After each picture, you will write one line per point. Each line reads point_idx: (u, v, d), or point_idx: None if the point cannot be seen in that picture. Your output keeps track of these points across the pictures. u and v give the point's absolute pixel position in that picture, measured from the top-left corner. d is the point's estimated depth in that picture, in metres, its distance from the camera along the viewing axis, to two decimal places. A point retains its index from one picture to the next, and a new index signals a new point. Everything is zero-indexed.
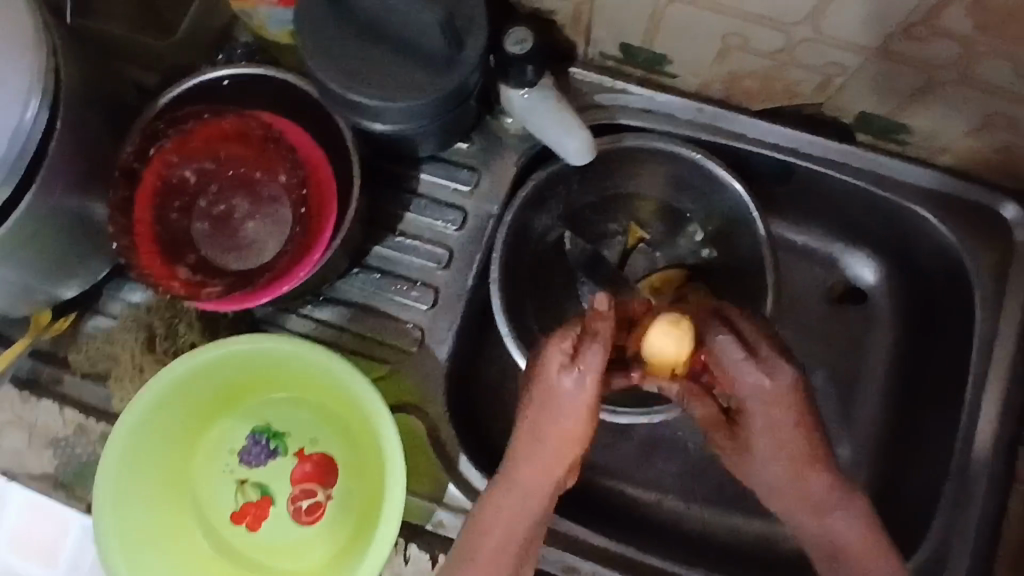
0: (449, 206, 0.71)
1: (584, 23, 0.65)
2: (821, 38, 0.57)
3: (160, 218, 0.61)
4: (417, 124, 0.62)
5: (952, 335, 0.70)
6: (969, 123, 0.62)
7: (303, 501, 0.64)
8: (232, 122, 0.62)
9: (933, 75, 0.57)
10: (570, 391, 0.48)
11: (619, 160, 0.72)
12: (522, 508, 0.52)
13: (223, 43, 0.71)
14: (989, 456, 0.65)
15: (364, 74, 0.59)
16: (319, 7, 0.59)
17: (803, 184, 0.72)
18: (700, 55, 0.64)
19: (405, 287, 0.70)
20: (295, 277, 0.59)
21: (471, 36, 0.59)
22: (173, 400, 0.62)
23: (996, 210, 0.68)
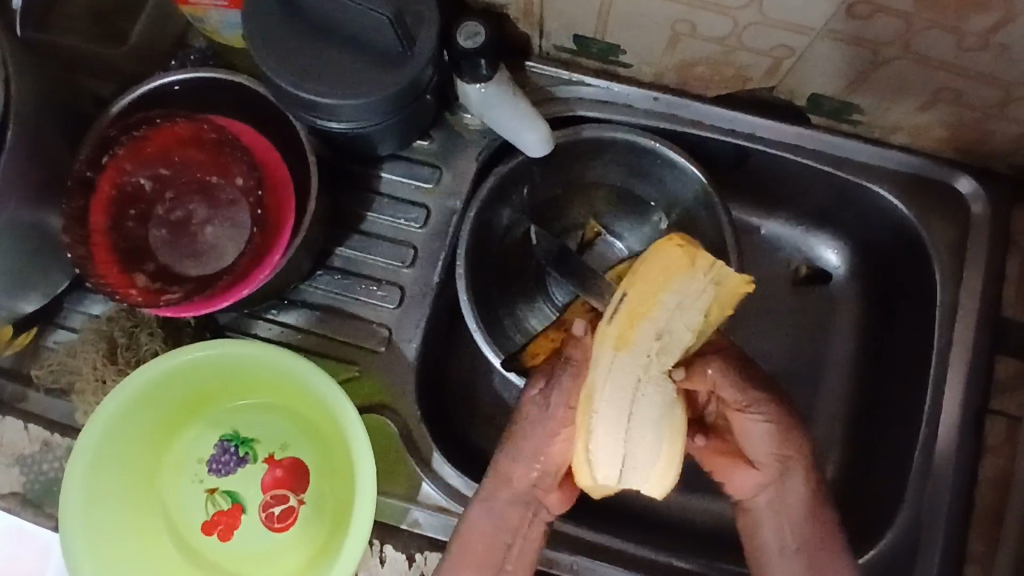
0: (412, 204, 0.71)
1: (536, 16, 0.66)
2: (766, 21, 0.57)
3: (116, 227, 0.61)
4: (373, 121, 0.62)
5: (914, 310, 0.71)
6: (916, 99, 0.63)
7: (275, 508, 0.64)
8: (186, 126, 0.62)
9: (877, 52, 0.58)
10: (537, 407, 0.54)
11: (579, 152, 0.72)
12: (490, 524, 0.55)
13: (178, 51, 0.70)
14: (956, 427, 0.66)
15: (316, 73, 0.59)
16: (267, 7, 0.59)
17: (763, 168, 0.73)
18: (652, 43, 0.65)
19: (371, 287, 0.70)
20: (255, 279, 0.59)
21: (421, 31, 0.59)
22: (136, 410, 0.61)
23: (951, 184, 0.69)
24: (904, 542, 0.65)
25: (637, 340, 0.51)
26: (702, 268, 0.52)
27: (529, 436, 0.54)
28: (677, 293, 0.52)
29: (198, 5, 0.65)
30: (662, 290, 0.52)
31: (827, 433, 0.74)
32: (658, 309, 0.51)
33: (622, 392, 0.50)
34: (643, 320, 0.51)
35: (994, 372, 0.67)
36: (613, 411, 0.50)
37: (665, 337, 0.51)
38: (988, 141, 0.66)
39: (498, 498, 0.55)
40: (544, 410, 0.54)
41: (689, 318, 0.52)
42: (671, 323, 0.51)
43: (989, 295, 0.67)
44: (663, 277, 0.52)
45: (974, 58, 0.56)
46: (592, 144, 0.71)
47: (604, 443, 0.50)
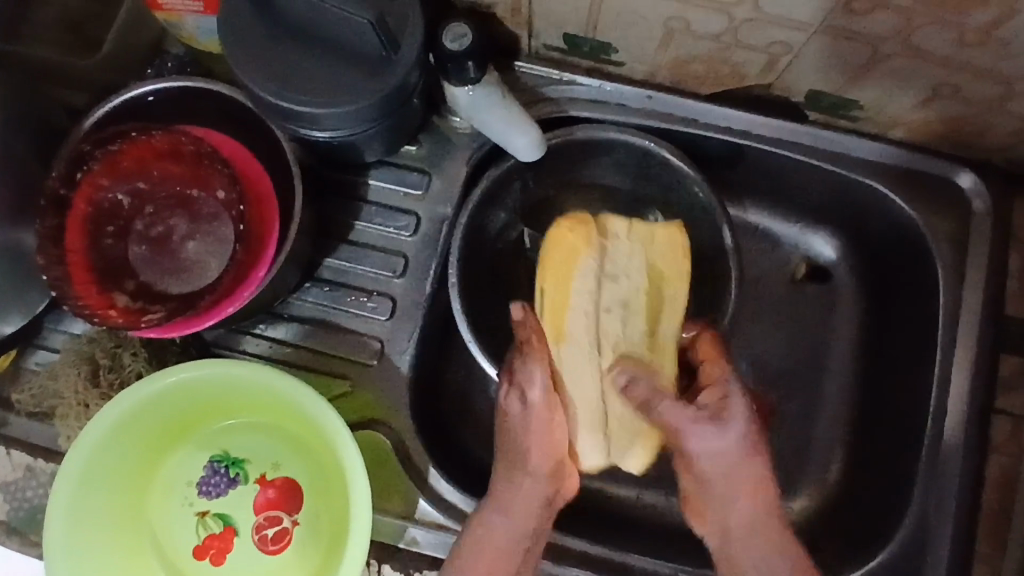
0: (401, 212, 0.69)
1: (525, 15, 0.64)
2: (762, 17, 0.55)
3: (93, 245, 0.58)
4: (358, 129, 0.60)
5: (915, 307, 0.70)
6: (915, 94, 0.61)
7: (268, 530, 0.62)
8: (162, 138, 0.59)
9: (876, 48, 0.56)
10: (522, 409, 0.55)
11: (573, 154, 0.71)
12: (506, 530, 0.56)
13: (154, 58, 0.68)
14: (961, 427, 0.65)
15: (298, 80, 0.56)
16: (243, 13, 0.57)
17: (760, 166, 0.71)
18: (644, 41, 0.63)
19: (361, 299, 0.68)
20: (239, 298, 0.56)
21: (405, 35, 0.57)
22: (120, 436, 0.59)
23: (951, 180, 0.68)
24: (910, 546, 0.64)
25: (572, 330, 0.55)
26: (612, 241, 0.57)
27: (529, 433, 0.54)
28: (596, 272, 0.56)
29: (173, 10, 0.62)
30: (583, 273, 0.56)
31: (829, 434, 0.74)
32: (579, 293, 0.56)
33: (589, 382, 0.55)
34: (568, 309, 0.56)
35: (999, 370, 0.66)
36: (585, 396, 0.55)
37: (598, 313, 0.56)
38: (988, 135, 0.64)
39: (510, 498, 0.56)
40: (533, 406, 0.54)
41: (624, 288, 0.56)
42: (601, 295, 0.56)
43: (991, 291, 0.66)
44: (571, 262, 0.56)
45: (975, 53, 0.54)
46: (584, 145, 0.69)
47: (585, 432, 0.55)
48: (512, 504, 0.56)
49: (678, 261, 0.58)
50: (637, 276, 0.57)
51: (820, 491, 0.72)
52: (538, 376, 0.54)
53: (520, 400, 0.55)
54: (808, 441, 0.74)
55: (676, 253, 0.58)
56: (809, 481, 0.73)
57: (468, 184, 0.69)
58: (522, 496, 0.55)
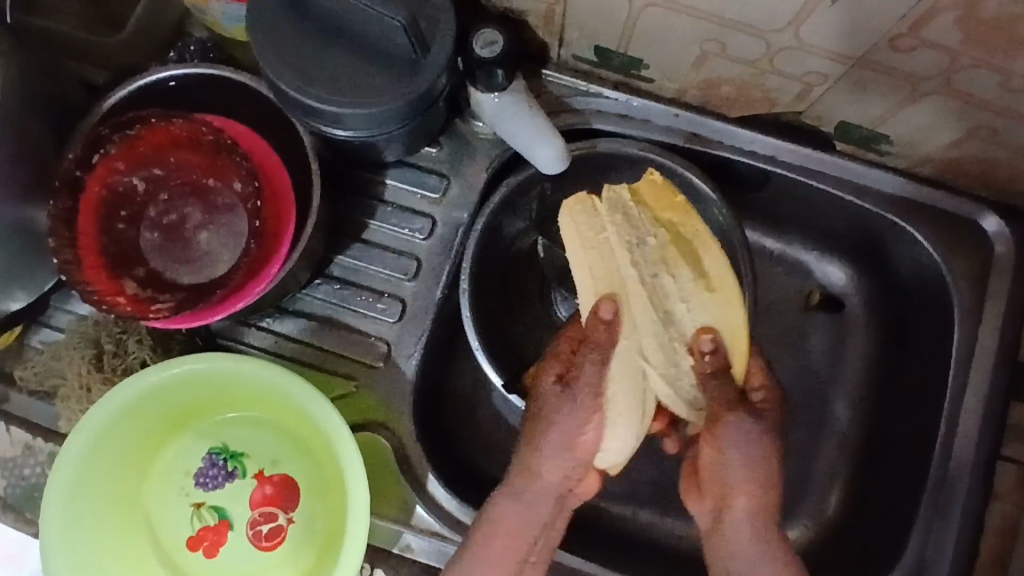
0: (417, 214, 0.68)
1: (558, 24, 0.62)
2: (802, 46, 0.54)
3: (105, 230, 0.58)
4: (380, 130, 0.58)
5: (928, 349, 0.69)
6: (948, 135, 0.60)
7: (263, 526, 0.62)
8: (181, 126, 0.58)
9: (915, 86, 0.55)
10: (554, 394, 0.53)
11: (595, 167, 0.70)
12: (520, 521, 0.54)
13: (176, 40, 0.67)
14: (966, 472, 0.64)
15: (323, 76, 0.55)
16: (273, 3, 0.56)
17: (782, 192, 0.70)
18: (677, 60, 0.62)
19: (371, 299, 0.67)
20: (250, 293, 0.56)
21: (436, 39, 0.56)
22: (122, 423, 0.59)
23: (977, 221, 0.67)
24: None
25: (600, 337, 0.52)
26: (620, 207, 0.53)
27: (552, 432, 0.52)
28: (613, 233, 0.52)
29: None
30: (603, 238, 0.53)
31: (830, 465, 0.73)
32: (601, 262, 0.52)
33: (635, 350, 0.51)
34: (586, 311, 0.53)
35: (1008, 418, 0.65)
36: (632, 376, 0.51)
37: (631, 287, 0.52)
38: (1019, 180, 0.63)
39: (532, 489, 0.54)
40: (558, 398, 0.52)
41: (652, 248, 0.53)
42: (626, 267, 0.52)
43: (1007, 338, 0.65)
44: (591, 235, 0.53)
45: (1016, 99, 0.53)
46: (605, 159, 0.69)
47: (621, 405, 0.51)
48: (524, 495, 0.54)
49: (673, 199, 0.54)
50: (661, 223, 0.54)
51: (816, 522, 0.72)
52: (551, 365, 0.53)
53: (555, 383, 0.53)
54: (808, 471, 0.73)
55: (668, 194, 0.54)
56: (806, 511, 0.73)
57: (486, 186, 0.68)
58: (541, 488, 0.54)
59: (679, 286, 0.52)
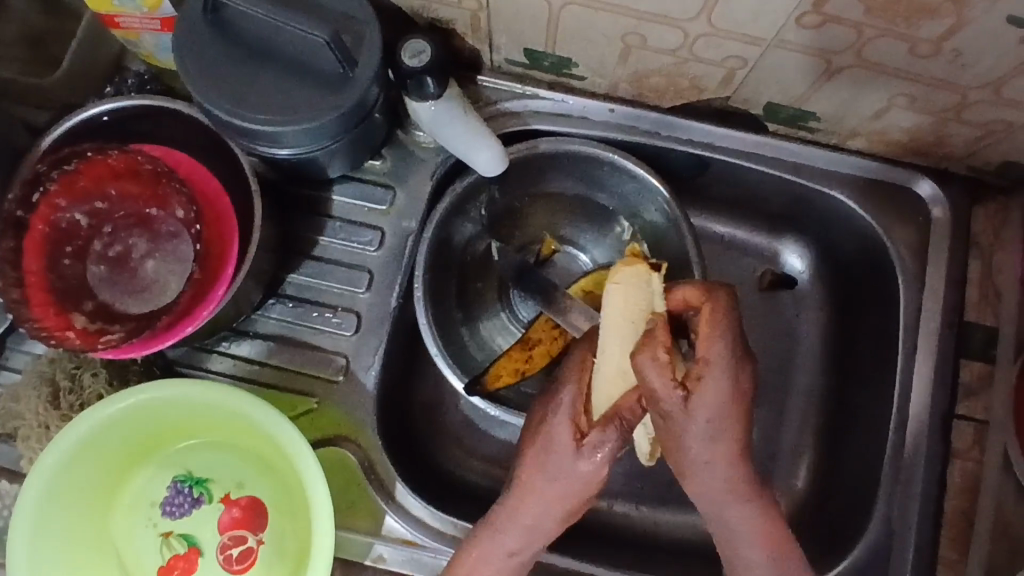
0: (366, 227, 0.69)
1: (484, 30, 0.64)
2: (717, 31, 0.56)
3: (51, 266, 0.58)
4: (317, 146, 0.59)
5: (879, 317, 0.70)
6: (871, 106, 0.62)
7: (233, 549, 0.62)
8: (119, 158, 0.59)
9: (831, 61, 0.57)
10: (567, 455, 0.49)
11: (538, 167, 0.71)
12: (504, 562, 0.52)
13: (115, 76, 0.68)
14: (925, 435, 0.65)
15: (254, 97, 0.56)
16: (199, 29, 0.57)
17: (723, 177, 0.72)
18: (603, 55, 0.63)
19: (326, 314, 0.68)
20: (197, 317, 0.56)
21: (362, 53, 0.57)
22: (82, 457, 0.59)
23: (911, 188, 0.69)
24: (875, 553, 0.65)
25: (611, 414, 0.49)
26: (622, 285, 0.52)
27: (546, 486, 0.50)
28: (633, 322, 0.50)
29: (130, 28, 0.62)
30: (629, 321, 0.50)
31: (797, 441, 0.74)
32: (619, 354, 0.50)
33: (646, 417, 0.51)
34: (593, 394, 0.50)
35: (959, 376, 0.67)
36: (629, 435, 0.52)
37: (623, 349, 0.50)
38: (945, 144, 0.65)
39: (510, 536, 0.51)
40: (559, 457, 0.49)
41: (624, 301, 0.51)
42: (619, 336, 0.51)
43: (951, 299, 0.67)
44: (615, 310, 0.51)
45: (927, 65, 0.55)
46: (546, 157, 0.69)
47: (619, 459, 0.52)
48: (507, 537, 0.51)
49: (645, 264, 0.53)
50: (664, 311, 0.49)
51: (789, 499, 0.73)
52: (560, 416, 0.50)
53: (572, 446, 0.49)
54: (777, 449, 0.74)
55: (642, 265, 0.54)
56: (778, 489, 0.73)
57: (432, 193, 0.69)
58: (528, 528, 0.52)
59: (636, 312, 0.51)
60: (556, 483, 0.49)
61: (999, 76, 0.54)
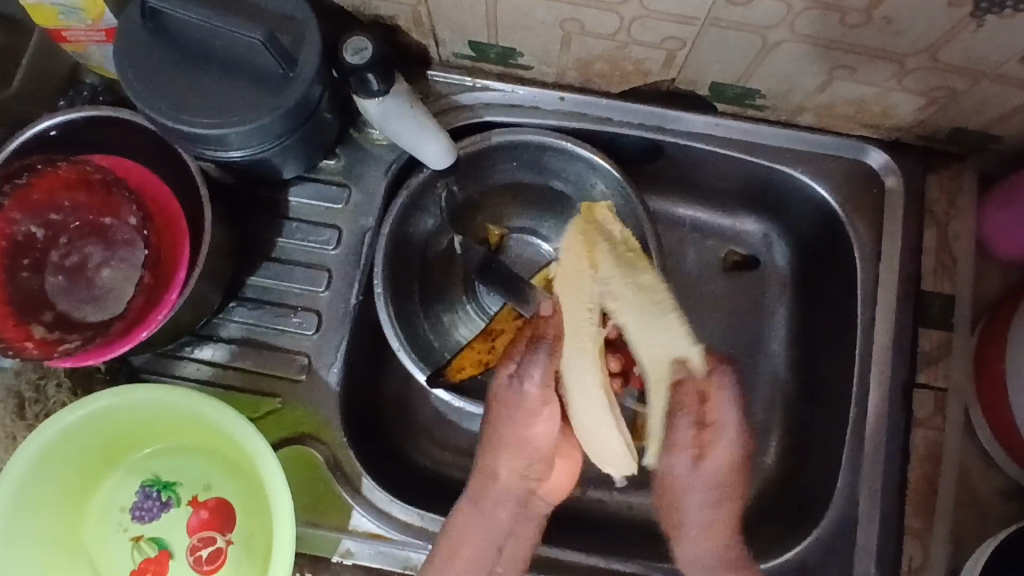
0: (323, 226, 0.70)
1: (427, 25, 0.64)
2: (650, 13, 0.56)
3: (9, 279, 0.59)
4: (264, 147, 0.60)
5: (839, 289, 0.70)
6: (814, 81, 0.62)
7: (203, 550, 0.62)
8: (69, 169, 0.60)
9: (766, 37, 0.57)
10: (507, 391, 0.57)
11: (493, 159, 0.72)
12: (488, 528, 0.59)
13: (69, 89, 0.69)
14: (887, 406, 0.65)
15: (195, 102, 0.57)
16: (139, 38, 0.57)
17: (678, 160, 0.72)
18: (546, 43, 0.64)
19: (287, 315, 0.68)
20: (152, 321, 0.57)
21: (302, 53, 0.58)
22: (49, 465, 0.60)
23: (863, 160, 0.69)
24: (839, 526, 0.65)
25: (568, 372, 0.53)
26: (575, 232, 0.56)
27: (507, 432, 0.57)
28: (575, 268, 0.54)
29: (78, 41, 0.63)
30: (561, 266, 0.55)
31: (766, 418, 0.74)
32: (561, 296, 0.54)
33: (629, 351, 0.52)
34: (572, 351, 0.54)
35: (920, 346, 0.66)
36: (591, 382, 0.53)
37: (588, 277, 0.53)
38: (892, 115, 0.65)
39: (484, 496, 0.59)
40: (510, 397, 0.56)
41: (569, 253, 0.55)
42: (567, 272, 0.55)
43: (908, 269, 0.67)
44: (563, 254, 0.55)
45: (859, 35, 0.55)
46: (500, 149, 0.70)
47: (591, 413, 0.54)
48: (486, 498, 0.59)
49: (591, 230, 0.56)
50: (602, 261, 0.54)
51: (760, 476, 0.73)
52: (537, 370, 0.54)
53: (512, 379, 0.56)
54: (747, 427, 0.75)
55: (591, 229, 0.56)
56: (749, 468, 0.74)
57: (387, 190, 0.70)
58: (502, 497, 0.59)
59: (575, 257, 0.54)
60: (502, 431, 0.57)
61: (931, 42, 0.54)
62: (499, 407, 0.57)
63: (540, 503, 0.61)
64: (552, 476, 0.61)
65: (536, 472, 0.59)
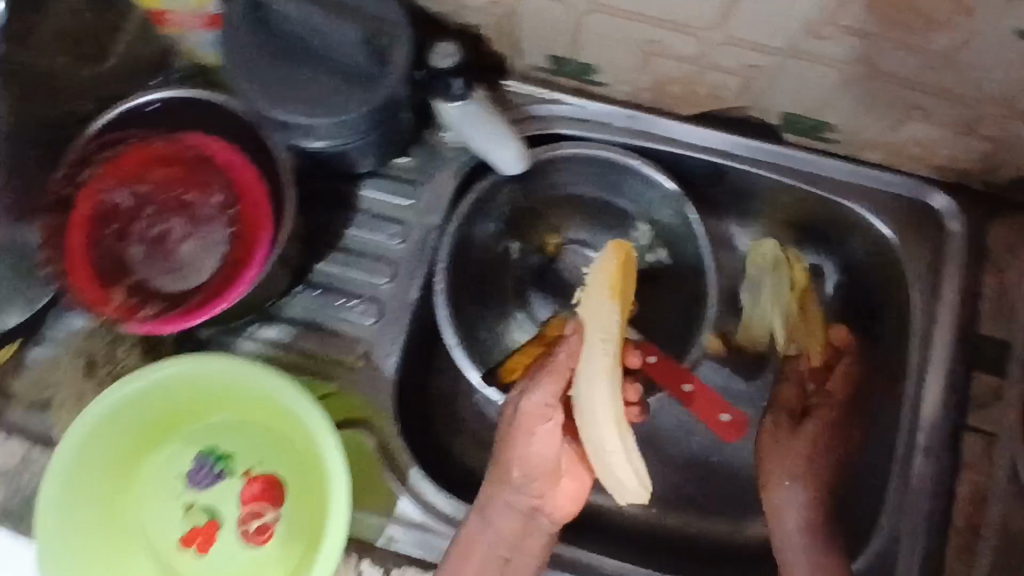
0: (391, 221, 0.72)
1: (511, 36, 0.67)
2: (735, 41, 0.58)
3: (92, 243, 0.62)
4: (350, 140, 0.63)
5: (893, 326, 0.71)
6: (886, 119, 0.64)
7: (251, 524, 0.65)
8: (163, 146, 0.64)
9: (846, 73, 0.59)
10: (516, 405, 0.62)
11: (559, 171, 0.74)
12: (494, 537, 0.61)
13: (159, 70, 0.71)
14: (934, 444, 0.66)
15: (290, 92, 0.60)
16: (241, 28, 0.60)
17: (740, 186, 0.74)
18: (625, 63, 0.65)
19: (350, 303, 0.70)
20: (229, 297, 0.59)
21: (394, 53, 0.60)
22: (113, 428, 0.61)
23: (926, 201, 0.70)
24: (880, 560, 0.65)
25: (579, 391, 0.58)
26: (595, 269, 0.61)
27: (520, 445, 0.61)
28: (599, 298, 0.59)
29: (176, 24, 0.65)
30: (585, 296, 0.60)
31: None
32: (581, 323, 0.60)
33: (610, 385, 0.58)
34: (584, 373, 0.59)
35: (972, 389, 0.67)
36: (601, 394, 0.57)
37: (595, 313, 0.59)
38: (959, 159, 0.66)
39: (493, 508, 0.62)
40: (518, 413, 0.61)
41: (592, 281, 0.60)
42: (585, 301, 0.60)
43: (964, 311, 0.68)
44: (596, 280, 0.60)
45: (938, 77, 0.57)
46: (568, 162, 0.72)
47: (596, 424, 0.57)
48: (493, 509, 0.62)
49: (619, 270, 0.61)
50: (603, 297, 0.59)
51: None
52: (548, 381, 0.60)
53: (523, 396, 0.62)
54: None
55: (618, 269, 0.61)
56: None
57: (455, 191, 0.72)
58: (508, 512, 0.62)
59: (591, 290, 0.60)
60: (514, 442, 0.61)
61: (1010, 89, 0.56)
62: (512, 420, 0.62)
63: (545, 522, 0.62)
64: (556, 496, 0.62)
65: (536, 489, 0.61)
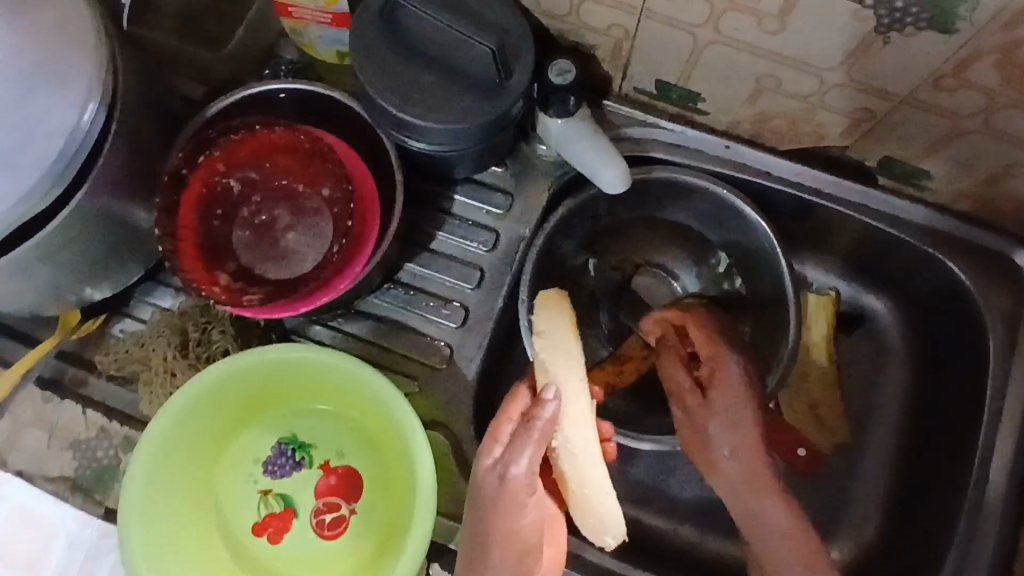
0: (482, 228, 0.73)
1: (623, 58, 0.68)
2: (852, 84, 0.60)
3: (203, 224, 0.63)
4: (464, 145, 0.64)
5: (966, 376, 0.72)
6: (985, 172, 0.65)
7: (326, 515, 0.64)
8: (282, 134, 0.65)
9: (956, 124, 0.60)
10: (493, 484, 0.51)
11: (649, 194, 0.75)
12: None
13: (268, 60, 0.73)
14: (1003, 496, 0.67)
15: (416, 94, 0.61)
16: (372, 28, 0.61)
17: (825, 224, 0.75)
18: (734, 95, 0.67)
19: (436, 305, 0.71)
20: (336, 289, 0.60)
21: (518, 65, 0.61)
22: (204, 406, 0.62)
23: (1011, 258, 0.70)
24: None
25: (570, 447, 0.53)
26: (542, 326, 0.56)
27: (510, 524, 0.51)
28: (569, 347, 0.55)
29: (301, 19, 0.66)
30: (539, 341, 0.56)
31: (868, 485, 0.77)
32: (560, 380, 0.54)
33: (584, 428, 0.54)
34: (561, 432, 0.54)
35: None
36: (587, 436, 0.53)
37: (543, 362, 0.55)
38: None
39: None
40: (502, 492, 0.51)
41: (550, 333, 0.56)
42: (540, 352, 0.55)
43: None
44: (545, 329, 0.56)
45: None
46: (660, 185, 0.73)
47: (593, 471, 0.53)
48: None
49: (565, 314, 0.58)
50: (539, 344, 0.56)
51: (857, 539, 0.76)
52: (525, 453, 0.51)
53: (496, 475, 0.51)
54: (848, 491, 0.77)
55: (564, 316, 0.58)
56: (848, 531, 0.76)
57: (547, 204, 0.73)
58: None
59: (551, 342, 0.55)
60: (491, 526, 0.51)
61: None
62: (477, 501, 0.52)
63: None
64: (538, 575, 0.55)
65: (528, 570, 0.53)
